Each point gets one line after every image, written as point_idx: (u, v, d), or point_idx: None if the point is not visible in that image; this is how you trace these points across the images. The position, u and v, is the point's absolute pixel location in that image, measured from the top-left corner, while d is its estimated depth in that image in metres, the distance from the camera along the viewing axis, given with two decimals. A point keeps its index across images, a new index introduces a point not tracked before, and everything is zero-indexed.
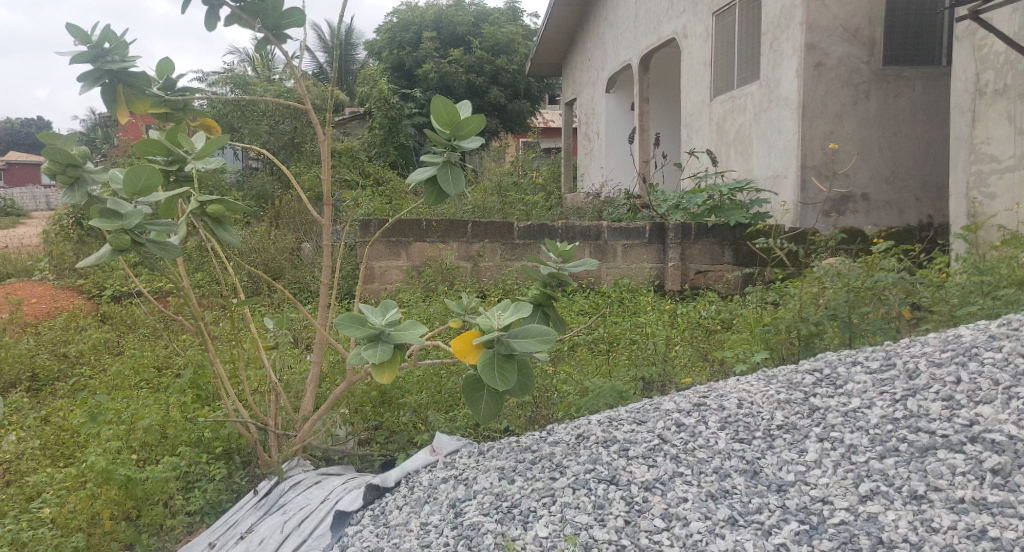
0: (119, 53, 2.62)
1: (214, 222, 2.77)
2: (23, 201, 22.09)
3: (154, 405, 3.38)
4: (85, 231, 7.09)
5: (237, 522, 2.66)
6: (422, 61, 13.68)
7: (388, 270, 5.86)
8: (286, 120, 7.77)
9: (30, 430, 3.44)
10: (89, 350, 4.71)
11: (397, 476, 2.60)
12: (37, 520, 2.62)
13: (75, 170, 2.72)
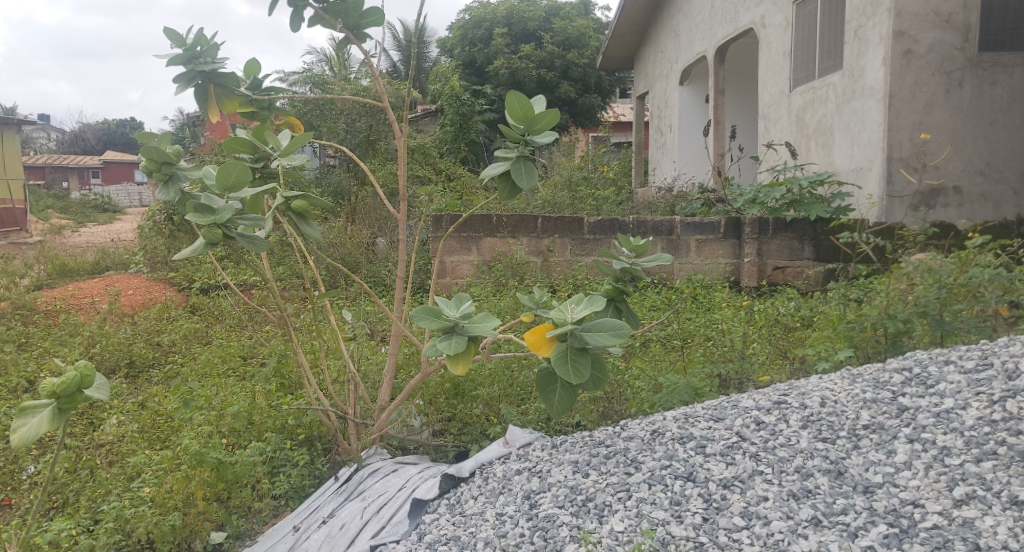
0: (211, 55, 2.76)
1: (298, 217, 2.88)
2: (117, 198, 23.28)
3: (242, 393, 3.55)
4: (176, 226, 7.43)
5: (319, 507, 2.77)
6: (494, 57, 13.77)
7: (459, 264, 5.94)
8: (362, 118, 7.96)
9: (129, 414, 3.66)
10: (181, 340, 4.96)
11: (471, 467, 2.64)
12: (137, 499, 2.74)
13: (169, 168, 2.87)
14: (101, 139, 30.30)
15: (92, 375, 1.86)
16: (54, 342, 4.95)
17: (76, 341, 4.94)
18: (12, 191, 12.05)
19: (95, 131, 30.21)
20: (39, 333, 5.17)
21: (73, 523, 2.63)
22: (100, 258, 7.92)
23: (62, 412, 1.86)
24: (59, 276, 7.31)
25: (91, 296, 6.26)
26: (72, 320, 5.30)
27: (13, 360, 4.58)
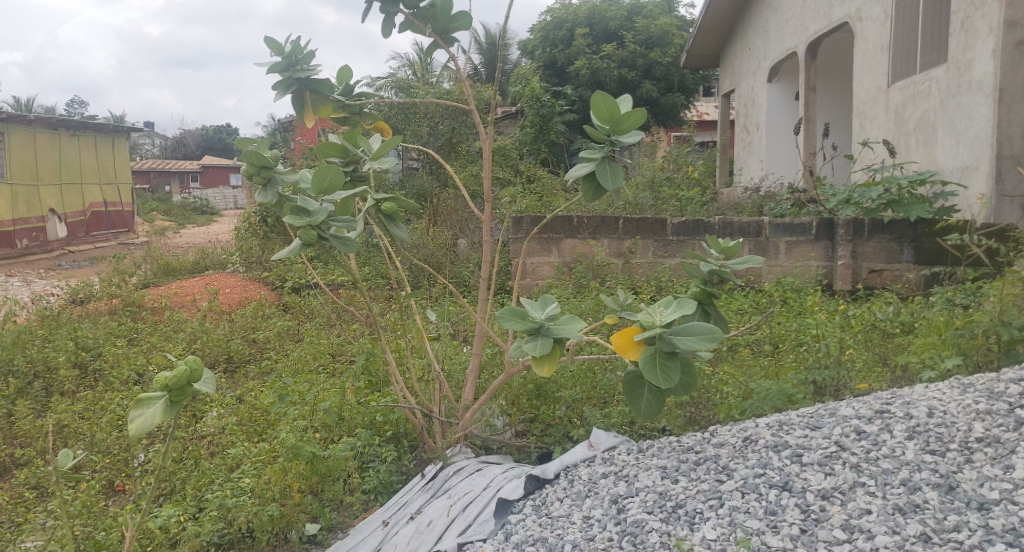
0: (307, 62, 2.88)
1: (387, 219, 2.95)
2: (215, 201, 24.47)
3: (332, 389, 3.68)
4: (269, 227, 7.74)
5: (407, 503, 2.83)
6: (575, 58, 13.72)
7: (540, 266, 5.93)
8: (445, 121, 8.07)
9: (228, 407, 3.84)
10: (275, 337, 5.17)
11: (556, 468, 2.65)
12: (238, 488, 2.89)
13: (267, 172, 3.00)
14: (201, 145, 31.86)
15: (201, 369, 1.96)
16: (160, 337, 5.25)
17: (180, 336, 5.22)
18: (122, 194, 12.83)
19: (195, 137, 31.79)
20: (146, 329, 5.49)
21: (181, 510, 2.79)
22: (200, 257, 8.34)
23: (174, 404, 1.97)
24: (163, 275, 7.74)
25: (192, 294, 6.60)
26: (175, 317, 5.60)
27: (124, 354, 4.89)
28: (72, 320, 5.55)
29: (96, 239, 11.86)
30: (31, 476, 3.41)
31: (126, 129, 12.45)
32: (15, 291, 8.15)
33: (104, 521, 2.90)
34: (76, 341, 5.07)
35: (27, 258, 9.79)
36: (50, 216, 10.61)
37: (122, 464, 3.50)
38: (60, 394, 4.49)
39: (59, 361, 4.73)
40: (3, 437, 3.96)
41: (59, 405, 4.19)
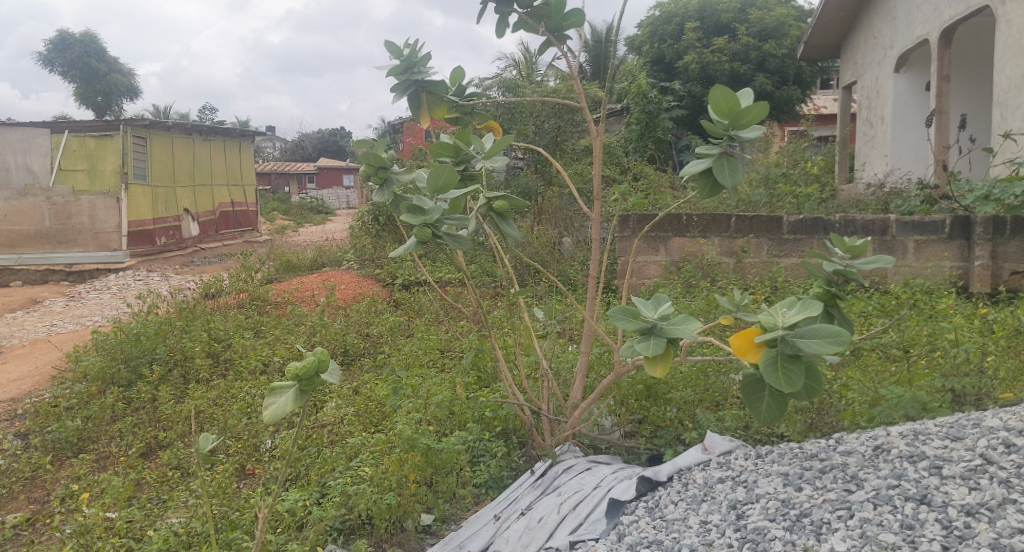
0: (423, 65, 2.97)
1: (498, 217, 2.98)
2: (329, 201, 25.59)
3: (444, 384, 3.79)
4: (381, 226, 8.01)
5: (517, 499, 2.86)
6: (684, 52, 13.42)
7: (646, 265, 5.80)
8: (551, 119, 8.04)
9: (346, 398, 4.06)
10: (387, 332, 5.36)
11: (669, 471, 2.61)
12: (358, 476, 3.06)
13: (384, 172, 3.10)
14: (317, 147, 33.28)
15: (328, 360, 2.09)
16: (283, 330, 5.55)
17: (301, 330, 5.49)
18: (247, 195, 13.61)
19: (312, 140, 33.22)
20: (271, 321, 5.80)
21: (307, 495, 2.99)
22: (318, 254, 8.72)
23: (304, 393, 2.11)
24: (285, 271, 8.14)
25: (310, 290, 6.91)
26: (296, 311, 5.89)
27: (252, 345, 5.20)
28: (205, 313, 5.93)
29: (224, 237, 12.64)
30: (173, 457, 3.71)
31: (251, 133, 13.16)
32: (154, 285, 8.81)
33: (238, 502, 3.13)
34: (209, 332, 5.42)
35: (164, 255, 10.56)
36: (184, 215, 11.38)
37: (252, 449, 3.76)
38: (195, 381, 4.83)
39: (194, 351, 5.08)
40: (149, 419, 4.31)
41: (196, 391, 4.51)
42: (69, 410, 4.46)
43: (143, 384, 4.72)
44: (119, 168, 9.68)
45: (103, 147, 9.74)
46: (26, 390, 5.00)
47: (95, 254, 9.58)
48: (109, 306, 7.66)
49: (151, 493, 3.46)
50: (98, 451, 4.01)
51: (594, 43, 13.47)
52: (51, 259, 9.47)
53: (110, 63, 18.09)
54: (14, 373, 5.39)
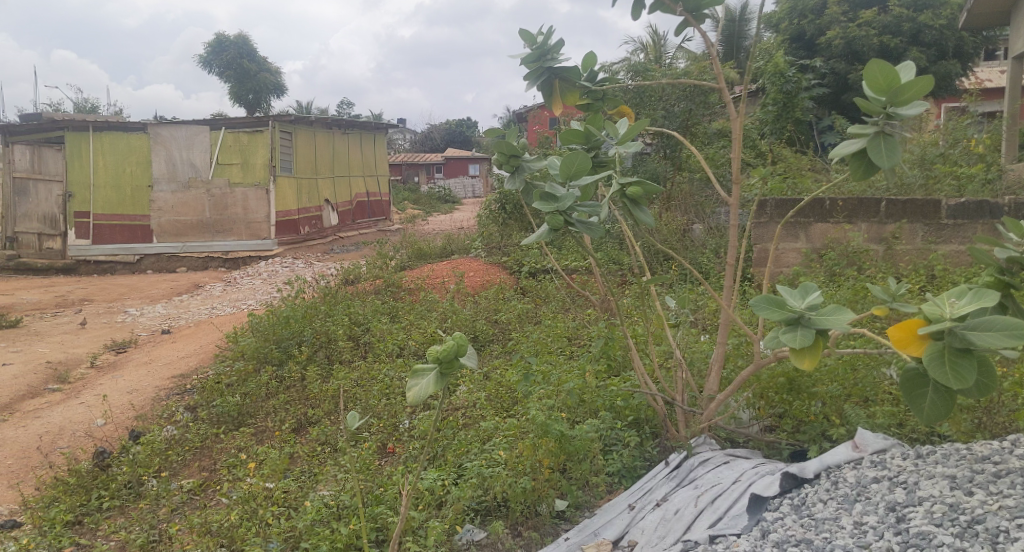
0: (556, 52, 2.96)
1: (632, 204, 2.91)
2: (455, 190, 26.29)
3: (573, 371, 3.81)
4: (508, 215, 8.13)
5: (652, 490, 2.83)
6: (826, 28, 12.67)
7: (785, 252, 5.54)
8: (681, 102, 7.81)
9: (477, 383, 4.30)
10: (516, 318, 5.44)
11: (816, 468, 2.51)
12: (492, 459, 3.27)
13: (516, 160, 3.12)
14: (445, 138, 34.10)
15: (466, 345, 2.14)
16: (416, 316, 5.76)
17: (433, 317, 5.69)
18: (380, 185, 14.18)
19: (440, 131, 33.98)
20: (405, 307, 6.04)
21: (445, 475, 3.26)
22: (447, 242, 8.96)
23: (443, 376, 2.17)
24: (417, 258, 8.42)
25: (441, 277, 7.10)
26: (429, 297, 6.09)
27: (389, 330, 5.43)
28: (346, 298, 6.24)
29: (360, 225, 13.25)
30: (321, 433, 3.98)
31: (385, 126, 13.65)
32: (300, 271, 9.37)
33: (381, 478, 3.37)
34: (350, 316, 5.70)
35: (308, 243, 11.21)
36: (325, 206, 12.00)
37: (392, 429, 4.03)
38: (339, 362, 5.13)
39: (337, 334, 5.36)
40: (298, 397, 4.60)
41: (339, 372, 4.79)
42: (230, 386, 4.84)
43: (293, 364, 5.05)
44: (268, 162, 10.30)
45: (255, 142, 10.35)
46: (193, 367, 5.46)
47: (248, 243, 10.37)
48: (261, 290, 8.22)
49: (304, 466, 3.72)
50: (256, 425, 4.36)
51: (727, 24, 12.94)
52: (211, 247, 10.31)
53: (261, 62, 19.30)
54: (182, 351, 5.89)
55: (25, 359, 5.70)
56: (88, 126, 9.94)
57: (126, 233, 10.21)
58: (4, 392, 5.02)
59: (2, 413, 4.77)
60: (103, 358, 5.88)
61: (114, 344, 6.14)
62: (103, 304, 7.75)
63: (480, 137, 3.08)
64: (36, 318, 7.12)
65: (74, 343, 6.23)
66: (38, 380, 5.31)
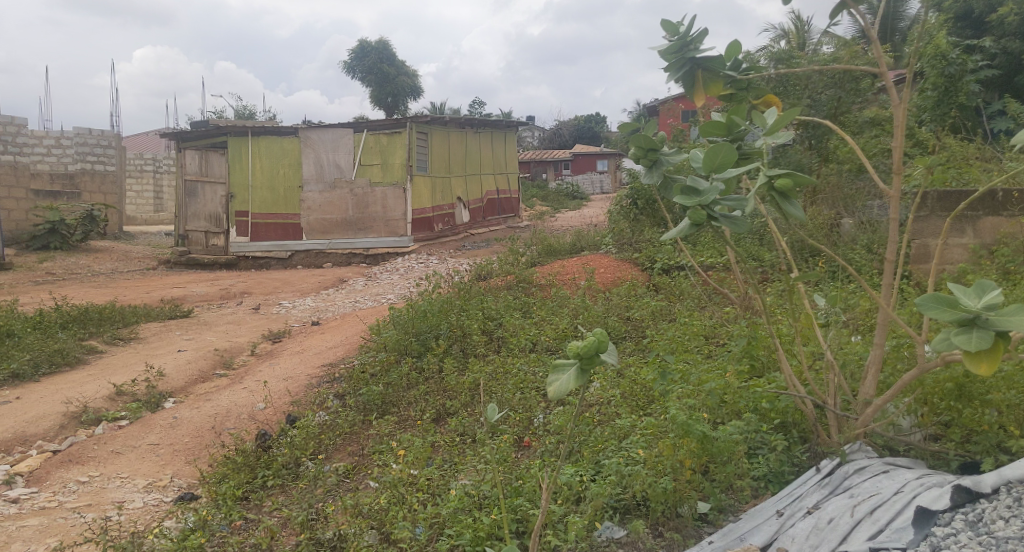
0: (699, 42, 2.86)
1: (781, 198, 2.78)
2: (582, 186, 26.29)
3: (713, 370, 3.71)
4: (640, 210, 8.04)
5: (802, 496, 2.70)
6: (999, 4, 11.60)
7: (949, 249, 5.15)
8: (829, 89, 7.41)
9: (611, 380, 4.31)
10: (650, 316, 5.37)
11: (994, 482, 2.33)
12: (631, 458, 3.27)
13: (654, 154, 3.06)
14: (574, 135, 34.11)
15: (607, 341, 2.13)
16: (548, 312, 5.80)
17: (565, 312, 5.72)
18: (510, 182, 14.41)
19: (569, 127, 34.06)
20: (537, 303, 6.11)
21: (583, 472, 3.28)
22: (577, 238, 8.95)
23: (584, 372, 2.16)
24: (547, 254, 8.47)
25: (571, 273, 7.12)
26: (560, 293, 6.12)
27: (522, 325, 5.50)
28: (480, 293, 6.40)
29: (491, 222, 13.53)
30: (460, 424, 4.12)
31: (515, 125, 13.84)
32: (434, 267, 9.69)
33: (519, 471, 3.44)
34: (484, 312, 5.83)
35: (441, 240, 11.58)
36: (458, 203, 12.34)
37: (527, 423, 4.11)
38: (473, 356, 5.26)
39: (472, 328, 5.50)
40: (437, 388, 4.76)
41: (474, 365, 4.92)
42: (374, 376, 5.09)
43: (430, 356, 5.23)
44: (406, 162, 10.72)
45: (394, 143, 10.78)
46: (340, 356, 5.78)
47: (387, 239, 10.86)
48: (399, 285, 8.56)
49: (445, 455, 3.86)
50: (398, 414, 4.56)
51: (886, 19, 12.29)
52: (353, 244, 10.87)
53: (399, 66, 20.06)
54: (330, 342, 6.22)
55: (196, 346, 6.23)
56: (247, 132, 10.75)
57: (279, 230, 10.96)
58: (180, 376, 5.50)
59: (179, 395, 5.24)
60: (261, 347, 6.33)
61: (270, 334, 6.60)
62: (260, 297, 8.34)
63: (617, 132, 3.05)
64: (204, 309, 7.77)
65: (236, 332, 6.74)
66: (207, 365, 5.80)
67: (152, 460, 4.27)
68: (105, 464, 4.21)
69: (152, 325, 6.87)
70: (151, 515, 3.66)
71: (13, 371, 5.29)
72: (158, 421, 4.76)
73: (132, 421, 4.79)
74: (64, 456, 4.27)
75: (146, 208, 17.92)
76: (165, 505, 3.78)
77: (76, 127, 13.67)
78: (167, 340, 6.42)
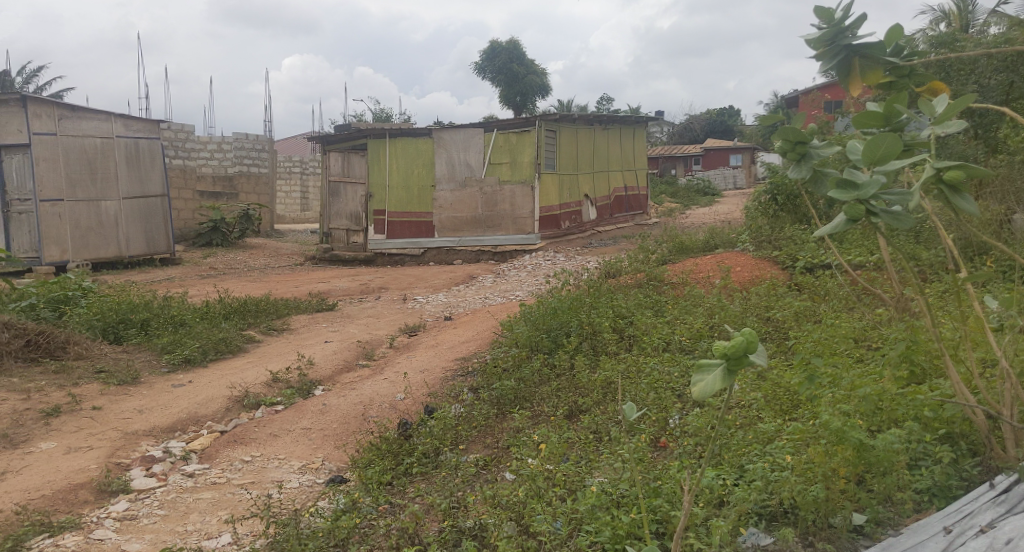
0: (858, 28, 2.66)
1: (951, 190, 2.56)
2: (714, 182, 25.57)
3: (868, 375, 3.50)
4: (781, 206, 7.73)
5: (974, 513, 2.50)
6: None
7: None
8: (999, 74, 6.83)
9: (751, 383, 4.18)
10: (793, 317, 5.13)
11: None
12: (777, 464, 3.16)
13: (803, 147, 2.87)
14: (705, 129, 33.21)
15: (756, 342, 2.05)
16: (681, 311, 5.69)
17: (699, 311, 5.59)
18: (638, 179, 14.24)
19: (701, 121, 33.23)
20: (669, 301, 6.00)
21: (725, 475, 3.19)
22: (711, 235, 8.71)
23: (732, 373, 2.08)
24: (679, 252, 8.30)
25: (706, 271, 6.93)
26: (694, 292, 5.98)
27: (654, 324, 5.43)
28: (610, 291, 6.37)
29: (619, 220, 13.42)
30: (593, 422, 4.13)
31: (644, 120, 13.65)
32: (562, 264, 9.73)
33: (657, 472, 3.39)
34: (614, 309, 5.80)
35: (568, 237, 11.62)
36: (585, 201, 12.32)
37: (663, 423, 4.06)
38: (605, 354, 5.24)
39: (603, 326, 5.48)
40: (569, 385, 4.78)
41: (606, 363, 4.91)
42: (507, 370, 5.19)
43: (561, 353, 5.27)
44: (534, 160, 10.82)
45: (523, 141, 10.89)
46: (473, 351, 5.92)
47: (515, 237, 11.04)
48: (527, 282, 8.66)
49: (580, 452, 3.87)
50: (532, 409, 4.62)
51: None
52: (482, 241, 11.13)
53: (529, 65, 20.25)
54: (463, 336, 6.39)
55: (340, 338, 6.59)
56: (385, 134, 11.23)
57: (413, 228, 11.37)
58: (327, 365, 5.84)
59: (327, 383, 5.56)
60: (399, 340, 6.60)
61: (407, 328, 6.87)
62: (397, 292, 8.69)
63: (762, 125, 2.88)
64: (347, 303, 8.21)
65: (375, 325, 7.06)
66: (350, 355, 6.11)
67: (305, 444, 4.56)
68: (265, 446, 4.53)
69: (301, 317, 7.33)
70: (306, 495, 3.91)
71: (185, 356, 5.81)
72: (310, 407, 5.07)
73: (287, 406, 5.13)
74: (230, 437, 4.64)
75: (293, 208, 19.10)
76: (318, 487, 4.03)
77: (235, 132, 14.75)
78: (315, 331, 6.83)
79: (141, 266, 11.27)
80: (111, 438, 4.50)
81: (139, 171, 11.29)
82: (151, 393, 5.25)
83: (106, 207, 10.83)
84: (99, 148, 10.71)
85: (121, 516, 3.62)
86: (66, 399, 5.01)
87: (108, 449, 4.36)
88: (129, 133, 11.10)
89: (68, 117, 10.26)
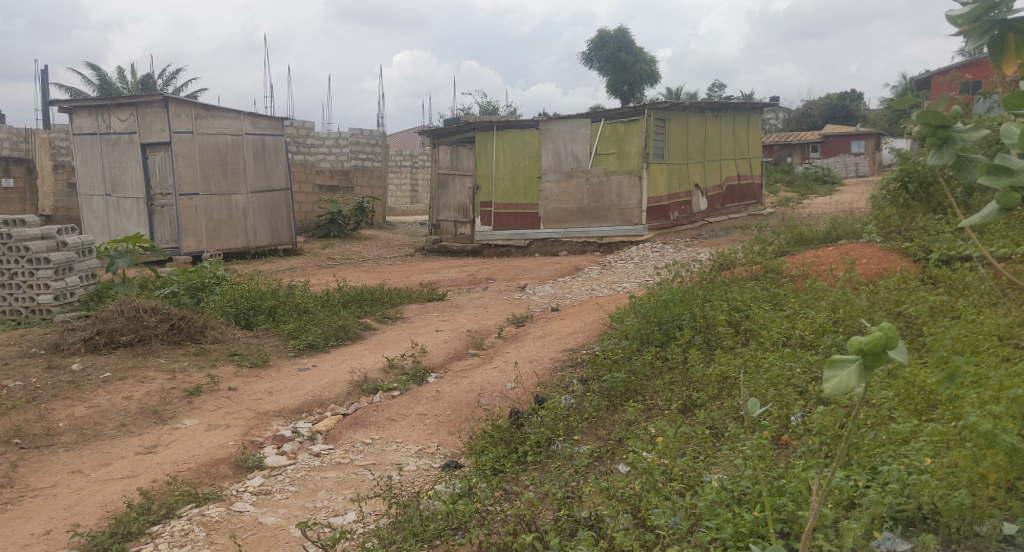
0: None
1: None
2: (834, 169, 24.34)
3: (1018, 376, 3.25)
4: (912, 195, 7.26)
5: None
6: None
7: None
8: None
9: (882, 381, 3.96)
10: (927, 311, 4.81)
11: None
12: (915, 466, 2.97)
13: (945, 131, 2.54)
14: (825, 114, 31.65)
15: (897, 337, 1.85)
16: (802, 305, 5.46)
17: (821, 305, 5.33)
18: (752, 167, 13.75)
19: (820, 107, 31.72)
20: (789, 294, 5.77)
21: (858, 475, 3.04)
22: (833, 226, 8.29)
23: (869, 370, 1.88)
24: (798, 243, 7.96)
25: (828, 263, 6.61)
26: (815, 285, 5.71)
27: (772, 317, 5.24)
28: (725, 283, 6.19)
29: (730, 210, 13.01)
30: (710, 417, 4.03)
31: (759, 106, 13.14)
32: (671, 256, 9.54)
33: (781, 470, 3.27)
34: (729, 302, 5.64)
35: (676, 229, 11.37)
36: (695, 191, 12.01)
37: (785, 420, 3.91)
38: (720, 348, 5.09)
39: (717, 319, 5.33)
40: (682, 379, 4.68)
41: (722, 357, 4.77)
42: (618, 362, 5.15)
43: (674, 346, 5.17)
44: (642, 150, 10.62)
45: (631, 131, 10.71)
46: (582, 341, 5.91)
47: (621, 228, 10.90)
48: (636, 274, 8.54)
49: (698, 447, 3.77)
50: (645, 402, 4.57)
51: None
52: (587, 233, 11.06)
53: (638, 53, 19.90)
54: (571, 327, 6.38)
55: (451, 327, 6.72)
56: (492, 126, 11.33)
57: (520, 219, 11.46)
58: (440, 353, 5.99)
59: (440, 370, 5.70)
60: (508, 330, 6.68)
61: (515, 319, 6.93)
62: (504, 283, 8.79)
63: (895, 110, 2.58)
64: (457, 293, 8.37)
65: (485, 315, 7.16)
66: (461, 344, 6.23)
67: (421, 429, 4.69)
68: (383, 429, 4.69)
69: (414, 306, 7.54)
70: (424, 478, 4.02)
71: (309, 342, 6.09)
72: (425, 393, 5.21)
73: (403, 391, 5.29)
74: (352, 420, 4.83)
75: (404, 200, 19.64)
76: (434, 471, 4.13)
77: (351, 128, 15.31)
78: (428, 320, 7.00)
79: (266, 256, 11.97)
80: (246, 417, 4.79)
81: (265, 166, 11.92)
82: (280, 376, 5.54)
83: (235, 200, 11.52)
84: (230, 145, 11.37)
85: (257, 491, 3.85)
86: (205, 379, 5.37)
87: (244, 427, 4.64)
88: (256, 130, 11.73)
89: (203, 116, 10.94)
